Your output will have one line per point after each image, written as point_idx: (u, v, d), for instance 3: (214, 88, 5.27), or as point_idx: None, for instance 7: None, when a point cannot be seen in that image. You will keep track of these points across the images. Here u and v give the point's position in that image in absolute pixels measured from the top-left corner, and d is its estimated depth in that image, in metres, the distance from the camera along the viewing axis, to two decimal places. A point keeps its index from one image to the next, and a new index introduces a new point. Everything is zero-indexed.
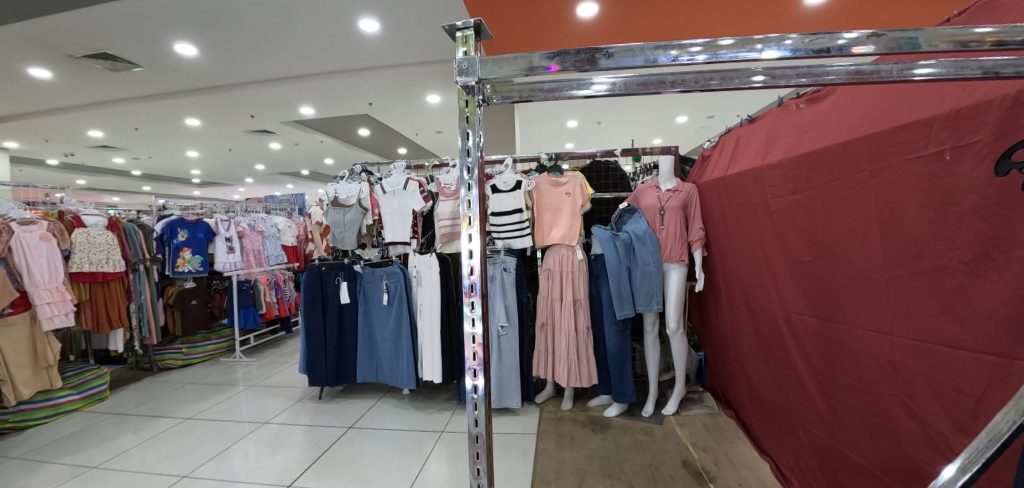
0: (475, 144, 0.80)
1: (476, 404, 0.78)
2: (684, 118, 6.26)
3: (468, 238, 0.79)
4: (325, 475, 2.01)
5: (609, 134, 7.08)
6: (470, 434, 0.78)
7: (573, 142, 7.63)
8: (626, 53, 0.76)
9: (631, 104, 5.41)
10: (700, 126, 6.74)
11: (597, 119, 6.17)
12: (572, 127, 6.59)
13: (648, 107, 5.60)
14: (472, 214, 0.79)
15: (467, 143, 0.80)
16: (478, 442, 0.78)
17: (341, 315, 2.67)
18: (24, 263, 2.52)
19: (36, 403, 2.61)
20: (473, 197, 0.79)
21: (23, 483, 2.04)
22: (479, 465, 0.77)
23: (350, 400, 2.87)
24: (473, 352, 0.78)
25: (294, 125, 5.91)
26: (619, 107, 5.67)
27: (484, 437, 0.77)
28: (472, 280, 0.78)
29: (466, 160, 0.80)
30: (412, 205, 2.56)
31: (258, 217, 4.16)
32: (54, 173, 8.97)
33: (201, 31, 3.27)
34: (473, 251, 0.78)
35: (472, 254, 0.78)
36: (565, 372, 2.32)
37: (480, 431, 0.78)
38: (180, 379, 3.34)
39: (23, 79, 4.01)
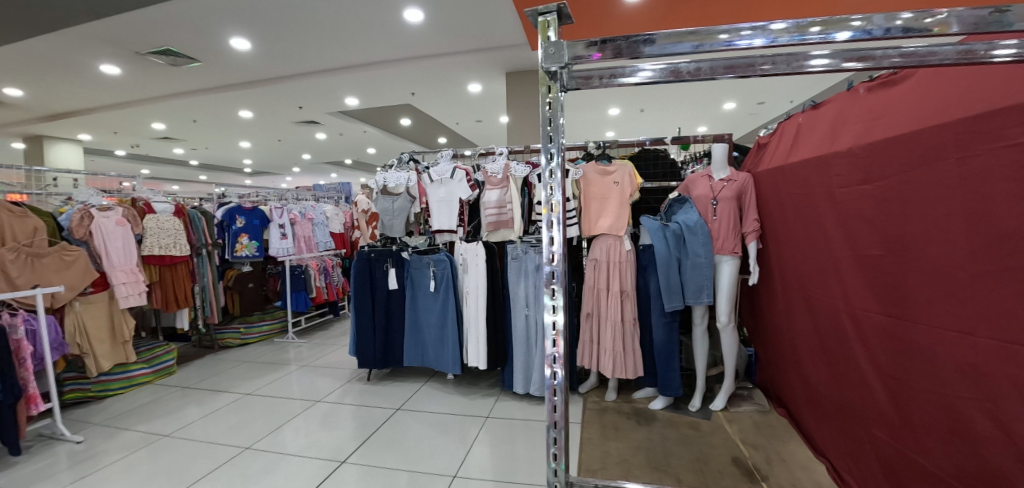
0: (557, 127, 0.83)
1: (555, 390, 0.81)
2: (732, 105, 6.02)
3: (551, 224, 0.81)
4: (375, 453, 2.10)
5: (653, 122, 6.89)
6: (548, 423, 0.82)
7: (614, 130, 7.50)
8: (672, 40, 0.80)
9: (677, 91, 5.25)
10: (748, 112, 6.47)
11: (641, 107, 6.04)
12: (615, 116, 6.48)
13: (696, 93, 5.41)
14: (556, 201, 0.81)
15: (548, 128, 0.83)
16: (557, 430, 0.81)
17: (388, 301, 2.73)
18: (103, 245, 2.73)
19: (113, 375, 2.83)
20: (554, 180, 0.82)
21: (104, 449, 2.25)
22: (556, 449, 0.80)
23: (396, 382, 2.97)
24: (552, 339, 0.81)
25: (339, 116, 6.08)
26: (665, 94, 5.52)
27: (563, 427, 0.81)
28: (553, 268, 0.81)
29: (549, 146, 0.82)
30: (459, 193, 2.57)
31: (309, 204, 4.31)
32: (123, 163, 9.62)
33: (257, 26, 3.39)
34: (553, 237, 0.81)
35: (554, 241, 0.81)
36: (609, 364, 2.31)
37: (558, 417, 0.82)
38: (237, 357, 3.53)
39: (96, 76, 4.31)
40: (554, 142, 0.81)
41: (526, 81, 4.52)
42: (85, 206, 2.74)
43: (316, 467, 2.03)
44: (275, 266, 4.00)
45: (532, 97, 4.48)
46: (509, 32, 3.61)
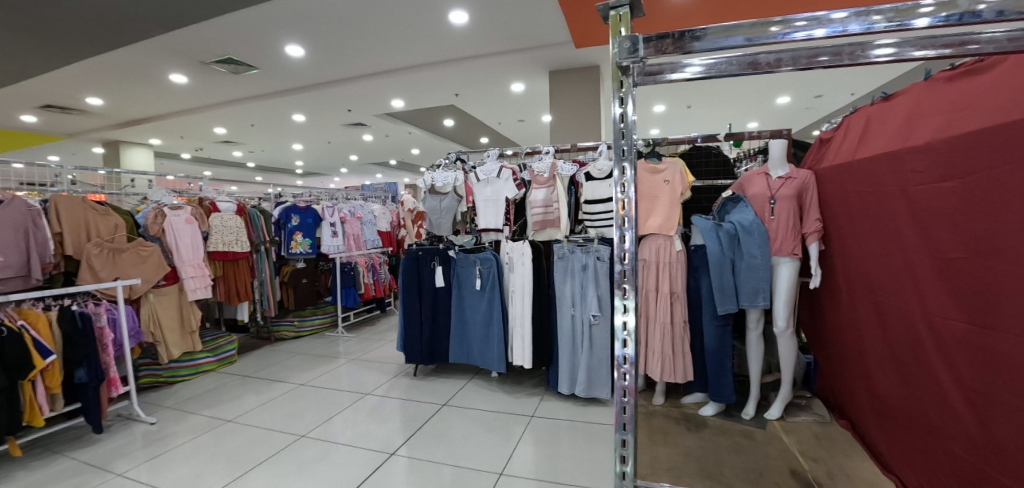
0: (630, 124, 0.83)
1: (625, 391, 0.82)
2: (786, 99, 5.74)
3: (620, 223, 0.83)
4: (425, 447, 2.20)
5: (700, 118, 6.68)
6: (616, 419, 0.83)
7: (658, 127, 7.33)
8: (724, 33, 0.78)
9: (729, 86, 5.06)
10: (804, 107, 6.14)
11: (688, 103, 5.86)
12: (660, 113, 6.34)
13: (748, 88, 5.19)
14: (627, 198, 0.83)
15: (620, 125, 0.83)
16: (626, 423, 0.83)
17: (435, 298, 2.80)
18: (174, 243, 2.96)
19: (182, 363, 3.06)
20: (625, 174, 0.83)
21: (174, 430, 2.48)
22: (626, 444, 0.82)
23: (442, 378, 3.02)
24: (622, 340, 0.82)
25: (385, 118, 6.27)
26: (714, 90, 5.34)
27: (633, 425, 0.82)
28: (624, 267, 0.82)
29: (621, 143, 0.83)
30: (505, 192, 2.64)
31: (357, 203, 4.48)
32: (188, 166, 10.36)
33: (311, 34, 3.55)
34: (624, 235, 0.82)
35: (626, 238, 0.82)
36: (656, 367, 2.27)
37: (627, 418, 0.83)
38: (291, 349, 3.72)
39: (167, 86, 4.66)
40: (627, 141, 0.83)
41: (571, 79, 4.49)
42: (158, 206, 2.98)
43: (366, 457, 2.15)
44: (326, 263, 4.20)
45: (577, 95, 4.45)
46: (555, 30, 3.60)
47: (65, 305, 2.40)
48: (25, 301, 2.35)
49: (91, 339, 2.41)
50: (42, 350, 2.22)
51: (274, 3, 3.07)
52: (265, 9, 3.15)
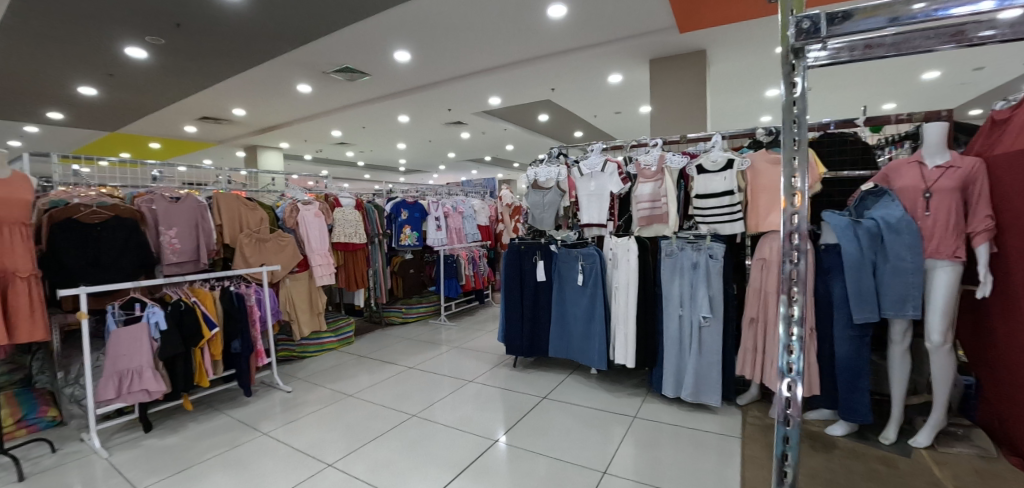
0: (802, 108, 0.69)
1: (788, 405, 0.69)
2: (941, 75, 4.90)
3: (790, 218, 0.69)
4: (527, 438, 2.36)
5: (824, 102, 5.97)
6: (776, 425, 0.69)
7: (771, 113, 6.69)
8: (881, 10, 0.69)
9: (865, 66, 4.47)
10: (964, 82, 5.18)
11: (810, 85, 5.30)
12: (773, 96, 5.81)
13: (891, 67, 4.53)
14: (802, 188, 0.68)
15: (792, 109, 0.70)
16: (788, 432, 0.68)
17: (537, 289, 3.30)
18: (305, 234, 3.38)
19: (310, 341, 3.54)
20: (799, 164, 0.69)
21: (306, 400, 2.90)
22: (790, 460, 0.67)
23: (541, 373, 3.31)
24: (789, 345, 0.70)
25: (483, 115, 6.51)
26: (844, 72, 4.76)
27: (798, 441, 0.67)
28: (795, 269, 0.68)
29: (792, 133, 0.69)
30: (610, 187, 3.03)
31: (459, 199, 4.73)
32: (310, 165, 11.75)
33: (420, 38, 3.79)
34: (795, 231, 0.69)
35: (798, 233, 0.68)
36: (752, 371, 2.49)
37: (790, 433, 0.68)
38: (400, 334, 4.09)
39: (297, 96, 5.32)
40: (799, 126, 0.68)
41: (675, 66, 4.28)
42: (293, 202, 3.41)
43: (472, 442, 2.34)
44: (430, 255, 4.54)
45: (683, 83, 4.24)
46: (662, 16, 3.44)
47: (225, 287, 2.84)
48: (196, 280, 2.83)
49: (244, 315, 2.84)
50: (209, 321, 2.67)
51: (389, 12, 3.31)
52: (381, 18, 3.41)
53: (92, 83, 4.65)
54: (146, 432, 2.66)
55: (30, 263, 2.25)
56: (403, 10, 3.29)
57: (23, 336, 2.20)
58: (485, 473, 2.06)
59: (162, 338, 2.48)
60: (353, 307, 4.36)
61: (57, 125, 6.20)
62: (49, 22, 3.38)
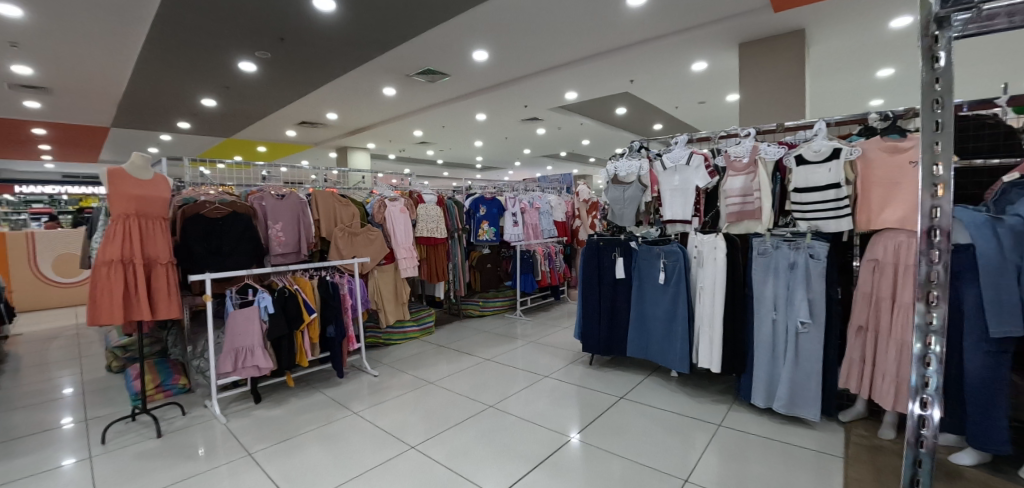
0: (947, 88, 0.61)
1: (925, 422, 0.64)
2: None
3: (930, 211, 0.62)
4: (604, 437, 2.33)
5: (959, 79, 5.17)
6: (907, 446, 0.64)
7: (887, 94, 5.93)
8: None
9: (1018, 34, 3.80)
10: None
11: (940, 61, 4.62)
12: (888, 76, 5.17)
13: None
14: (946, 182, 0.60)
15: (933, 91, 0.62)
16: (921, 455, 0.63)
17: (615, 287, 3.24)
18: (393, 228, 3.60)
19: (395, 329, 3.83)
20: (941, 154, 0.61)
21: (391, 384, 3.09)
22: (922, 474, 0.62)
23: (619, 372, 3.26)
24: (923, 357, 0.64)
25: (559, 111, 6.51)
26: (986, 44, 4.09)
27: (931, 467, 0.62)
28: (933, 268, 0.62)
29: (933, 115, 0.62)
30: (695, 181, 2.89)
31: (536, 195, 4.78)
32: (394, 164, 12.55)
33: (499, 37, 3.86)
34: (934, 227, 0.62)
35: (938, 230, 0.61)
36: (856, 383, 2.26)
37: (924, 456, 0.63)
38: (477, 326, 4.24)
39: (384, 99, 5.70)
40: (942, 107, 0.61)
41: (771, 49, 3.97)
42: (381, 198, 3.66)
43: (547, 437, 2.35)
44: (507, 250, 4.59)
45: (782, 67, 3.91)
46: None
47: (322, 276, 3.11)
48: (298, 270, 3.12)
49: (337, 302, 3.09)
50: (308, 306, 2.93)
51: (470, 13, 3.40)
52: (462, 20, 3.53)
53: (214, 95, 5.32)
54: (255, 402, 2.99)
55: (168, 252, 2.62)
56: (484, 10, 3.37)
57: (162, 312, 2.58)
58: (561, 468, 2.06)
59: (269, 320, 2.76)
60: (434, 298, 4.60)
61: (187, 133, 7.22)
62: (184, 43, 3.91)
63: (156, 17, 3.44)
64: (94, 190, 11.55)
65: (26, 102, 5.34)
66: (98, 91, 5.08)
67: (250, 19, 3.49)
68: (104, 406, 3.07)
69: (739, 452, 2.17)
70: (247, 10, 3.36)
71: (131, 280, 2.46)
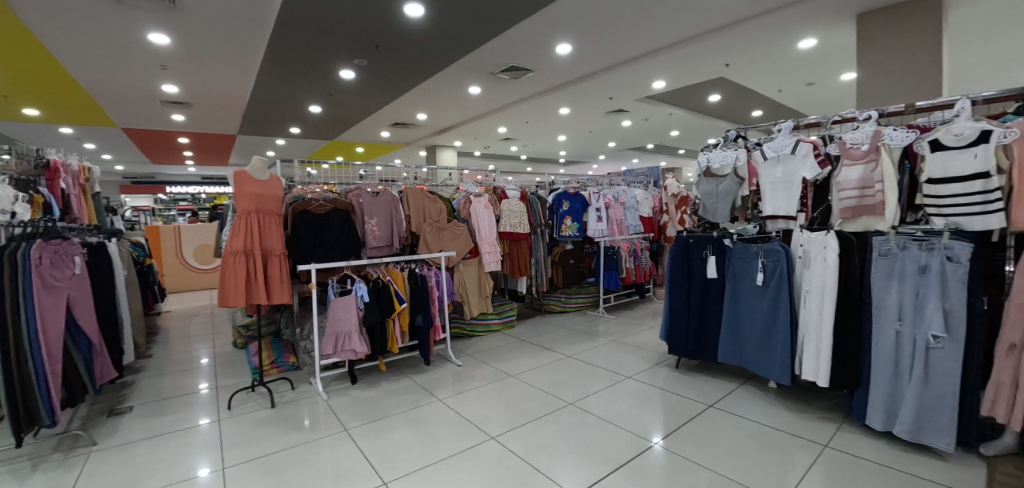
0: None
1: None
2: None
3: None
4: (690, 446, 2.19)
5: None
6: None
7: None
8: None
9: None
10: None
11: None
12: None
13: None
14: None
15: None
16: None
17: (705, 287, 3.03)
18: (477, 224, 3.69)
19: (479, 321, 3.96)
20: None
21: (474, 375, 3.19)
22: None
23: (708, 378, 3.05)
24: None
25: (646, 101, 6.27)
26: None
27: None
28: None
29: None
30: (802, 172, 2.61)
31: (620, 190, 4.68)
32: (481, 160, 13.02)
33: (586, 28, 3.79)
34: None
35: None
36: (1004, 410, 1.85)
37: None
38: (558, 322, 4.26)
39: (471, 98, 5.91)
40: None
41: (909, 17, 3.42)
42: (467, 194, 3.79)
43: (628, 440, 2.27)
44: (590, 247, 4.56)
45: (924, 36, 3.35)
46: None
47: (412, 268, 3.29)
48: (390, 263, 3.33)
49: (425, 295, 3.24)
50: (399, 297, 3.10)
51: (555, 6, 3.37)
52: (547, 14, 3.51)
53: (320, 102, 5.88)
54: (350, 383, 3.26)
55: (280, 244, 2.93)
56: (571, 2, 3.33)
57: (276, 297, 2.90)
58: (643, 473, 1.98)
59: (365, 308, 2.97)
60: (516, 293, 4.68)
61: (299, 138, 8.09)
62: (295, 57, 4.36)
63: (277, 36, 3.88)
64: (227, 189, 13.45)
65: (175, 116, 6.34)
66: (229, 103, 5.87)
67: (352, 30, 3.78)
68: (232, 376, 3.55)
69: (848, 478, 1.92)
70: (349, 21, 3.63)
71: (251, 269, 2.79)
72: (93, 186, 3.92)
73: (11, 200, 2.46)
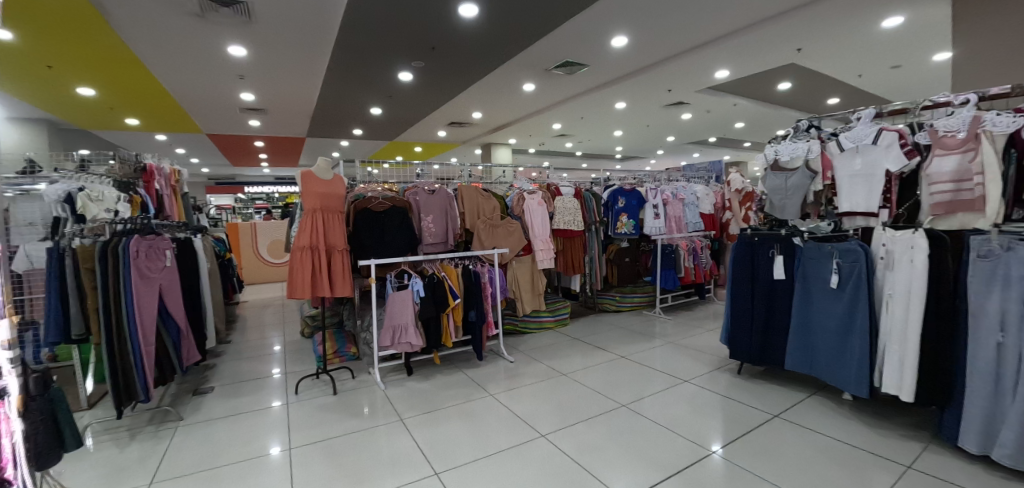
0: None
1: None
2: None
3: None
4: (753, 457, 2.07)
5: None
6: None
7: None
8: None
9: None
10: None
11: None
12: None
13: None
14: None
15: None
16: None
17: (772, 289, 2.84)
18: (531, 221, 3.71)
19: (532, 318, 3.97)
20: None
21: (525, 372, 3.21)
22: None
23: (773, 386, 2.86)
24: None
25: (708, 92, 5.99)
26: None
27: None
28: None
29: None
30: (885, 163, 2.39)
31: (680, 185, 4.50)
32: (535, 157, 13.05)
33: (646, 19, 3.67)
34: None
35: None
36: None
37: None
38: (612, 322, 4.19)
39: (526, 95, 5.93)
40: None
41: None
42: (521, 192, 3.82)
43: (685, 447, 2.18)
44: (647, 244, 4.45)
45: None
46: None
47: (466, 265, 3.36)
48: (444, 259, 3.42)
49: (478, 291, 3.29)
50: (453, 292, 3.20)
51: None
52: (605, 6, 3.45)
53: (380, 104, 6.15)
54: (407, 374, 3.39)
55: (343, 240, 3.07)
56: None
57: (338, 290, 3.04)
58: (702, 482, 1.90)
59: (421, 303, 3.07)
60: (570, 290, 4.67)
61: (361, 139, 8.52)
62: (358, 62, 4.58)
63: (344, 43, 4.11)
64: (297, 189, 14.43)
65: (252, 122, 6.89)
66: (299, 108, 6.29)
67: (412, 33, 3.91)
68: (300, 363, 3.81)
69: None
70: (410, 25, 3.76)
71: (316, 263, 2.96)
72: (183, 187, 4.33)
73: (116, 201, 2.79)
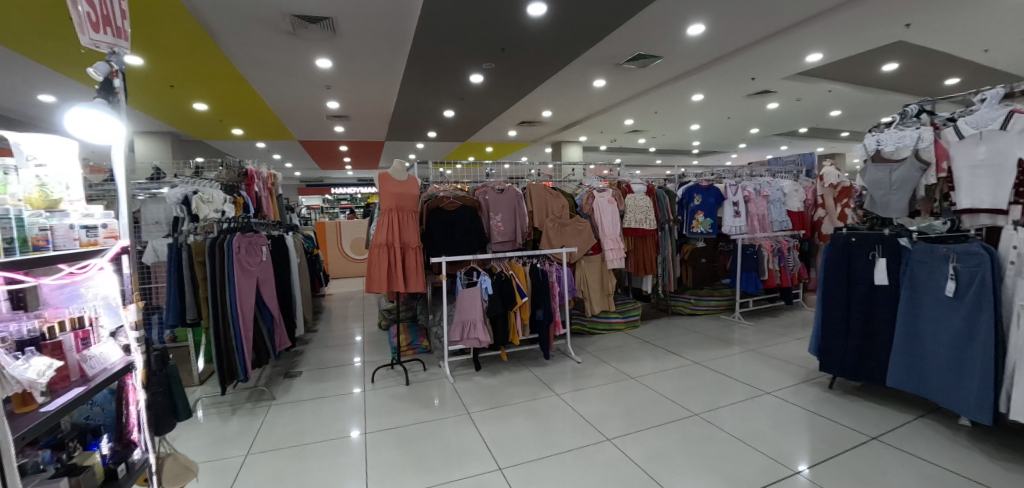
0: None
1: None
2: None
3: None
4: (846, 480, 1.87)
5: None
6: None
7: None
8: None
9: None
10: None
11: None
12: None
13: None
14: None
15: None
16: None
17: (872, 295, 2.54)
18: (601, 220, 3.64)
19: (600, 319, 3.91)
20: None
21: (592, 373, 3.16)
22: None
23: (873, 405, 2.56)
24: None
25: (797, 78, 5.49)
26: None
27: None
28: None
29: None
30: (1018, 151, 2.05)
31: (764, 181, 4.17)
32: (606, 154, 12.78)
33: (728, 4, 3.45)
34: None
35: None
36: None
37: None
38: (686, 325, 3.99)
39: (596, 91, 5.84)
40: None
41: None
42: (590, 190, 3.77)
43: (764, 463, 2.02)
44: (725, 244, 4.19)
45: None
46: None
47: (534, 263, 3.37)
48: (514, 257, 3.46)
49: (545, 290, 3.29)
50: (521, 290, 3.20)
51: None
52: None
53: (453, 107, 6.40)
54: (474, 369, 3.49)
55: (416, 238, 3.22)
56: None
57: (412, 285, 3.19)
58: None
59: (488, 300, 3.14)
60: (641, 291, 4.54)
61: (433, 141, 8.90)
62: (431, 67, 4.79)
63: (419, 50, 4.33)
64: None
65: (336, 128, 7.50)
66: (379, 114, 6.73)
67: (483, 36, 4.01)
68: (378, 352, 4.09)
69: None
70: (482, 29, 3.86)
71: (391, 259, 3.13)
72: (279, 189, 4.83)
73: (223, 202, 3.16)
